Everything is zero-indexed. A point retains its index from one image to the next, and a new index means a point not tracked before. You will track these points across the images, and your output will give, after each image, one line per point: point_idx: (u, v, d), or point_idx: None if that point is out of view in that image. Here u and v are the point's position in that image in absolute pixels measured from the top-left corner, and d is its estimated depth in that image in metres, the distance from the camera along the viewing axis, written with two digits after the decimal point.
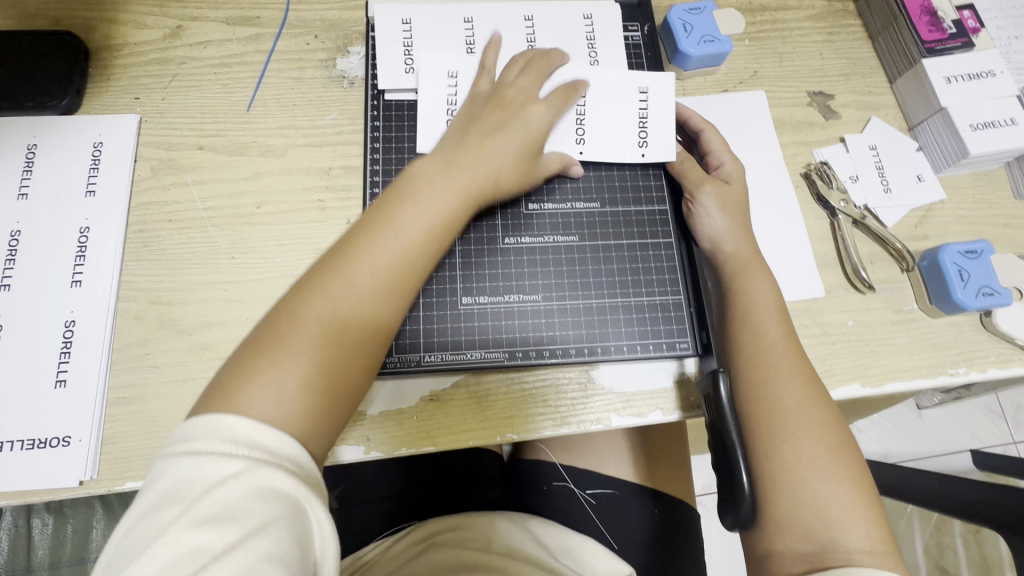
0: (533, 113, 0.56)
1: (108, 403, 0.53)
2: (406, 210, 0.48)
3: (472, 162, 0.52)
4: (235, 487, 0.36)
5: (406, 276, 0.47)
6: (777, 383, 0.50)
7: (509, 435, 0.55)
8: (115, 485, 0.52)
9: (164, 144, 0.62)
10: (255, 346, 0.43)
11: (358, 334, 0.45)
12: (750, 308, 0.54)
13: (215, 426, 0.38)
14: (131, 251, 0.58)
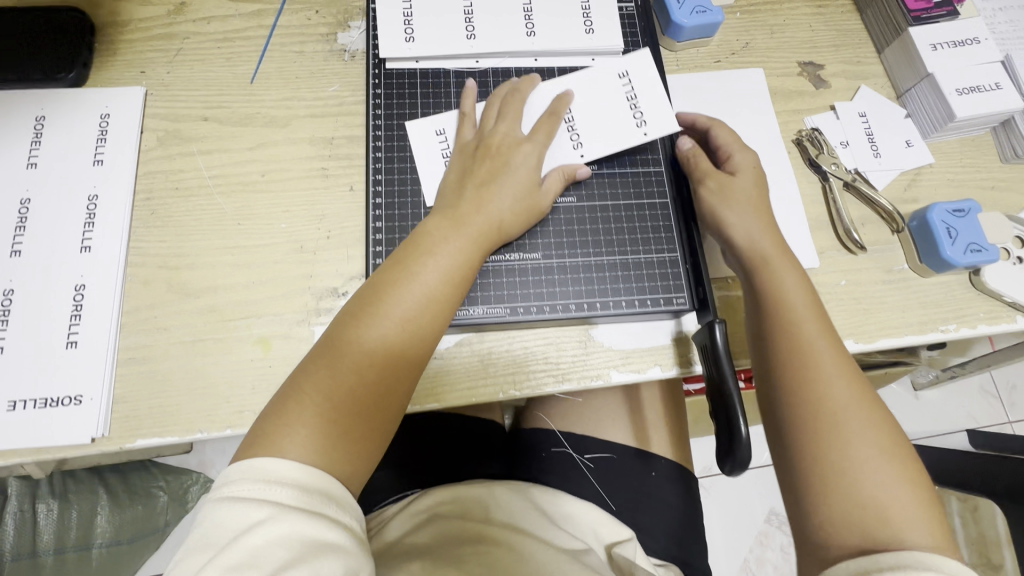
0: (521, 156, 0.58)
1: (120, 364, 0.55)
2: (420, 268, 0.52)
3: (473, 215, 0.55)
4: (261, 532, 0.40)
5: (423, 329, 0.51)
6: (820, 371, 0.50)
7: (511, 392, 0.57)
8: (127, 443, 0.53)
9: (170, 116, 0.63)
10: (287, 404, 0.48)
11: (383, 390, 0.50)
12: (787, 297, 0.53)
13: (250, 479, 0.43)
14: (138, 218, 0.59)
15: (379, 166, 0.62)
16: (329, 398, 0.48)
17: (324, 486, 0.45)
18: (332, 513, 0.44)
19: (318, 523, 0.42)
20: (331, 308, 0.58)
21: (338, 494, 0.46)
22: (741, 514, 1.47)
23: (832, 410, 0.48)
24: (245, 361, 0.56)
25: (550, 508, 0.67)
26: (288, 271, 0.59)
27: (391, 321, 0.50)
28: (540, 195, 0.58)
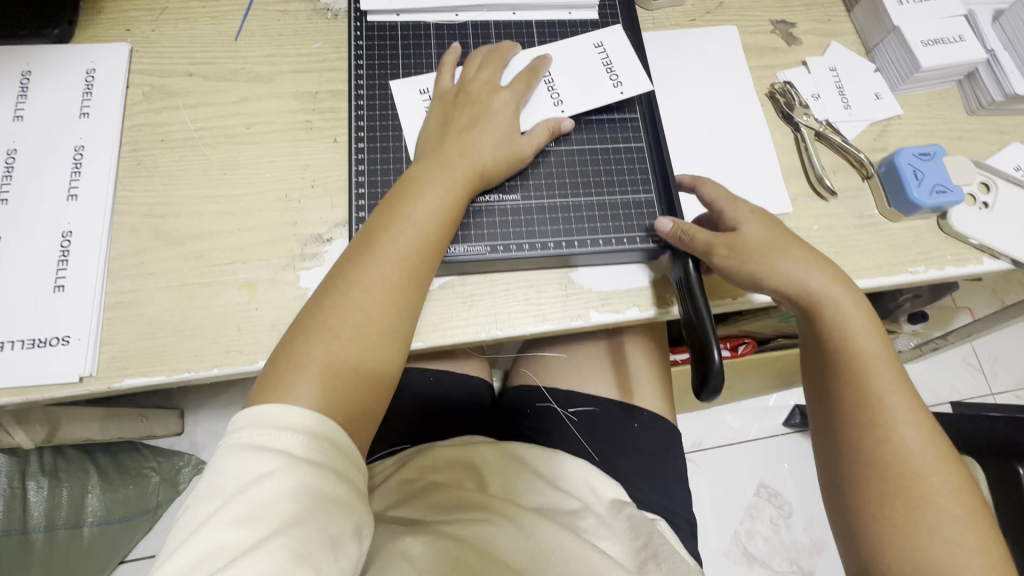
0: (500, 101, 0.60)
1: (106, 308, 0.56)
2: (409, 207, 0.54)
3: (458, 159, 0.56)
4: (271, 484, 0.42)
5: (420, 274, 0.53)
6: (892, 423, 0.53)
7: (493, 331, 0.58)
8: (115, 382, 0.54)
9: (155, 71, 0.64)
10: (290, 354, 0.49)
11: (389, 331, 0.51)
12: (863, 351, 0.55)
13: (261, 423, 0.45)
14: (125, 168, 0.60)
15: (361, 114, 0.63)
16: (332, 335, 0.49)
17: (332, 436, 0.46)
18: (340, 466, 0.46)
19: (325, 478, 0.44)
20: (316, 253, 0.59)
21: (347, 445, 0.47)
22: (731, 487, 1.48)
23: (907, 464, 0.52)
24: (231, 304, 0.57)
25: (542, 468, 0.67)
26: (273, 219, 0.60)
27: (389, 262, 0.52)
28: (520, 141, 0.59)
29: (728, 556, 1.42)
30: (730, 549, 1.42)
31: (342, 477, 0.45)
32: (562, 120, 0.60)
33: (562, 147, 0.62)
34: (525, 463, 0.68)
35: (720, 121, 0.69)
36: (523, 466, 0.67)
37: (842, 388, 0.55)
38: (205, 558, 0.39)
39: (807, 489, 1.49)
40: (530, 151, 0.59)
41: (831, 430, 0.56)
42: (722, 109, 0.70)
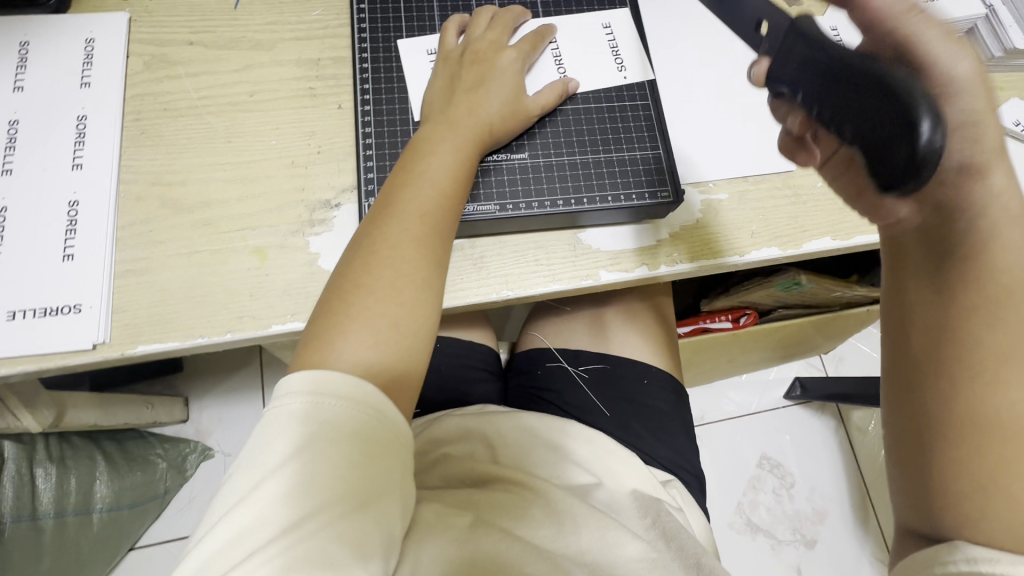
0: (505, 60, 0.60)
1: (116, 276, 0.55)
2: (424, 168, 0.54)
3: (467, 115, 0.57)
4: (314, 460, 0.42)
5: (443, 233, 0.53)
6: (1012, 365, 0.42)
7: (505, 292, 0.59)
8: (128, 349, 0.54)
9: (156, 41, 0.64)
10: (324, 319, 0.48)
11: (421, 290, 0.50)
12: (998, 277, 0.43)
13: (306, 378, 0.45)
14: (129, 138, 0.60)
15: (366, 77, 0.63)
16: (365, 290, 0.49)
17: (375, 406, 0.45)
18: (387, 438, 0.45)
19: (370, 454, 0.44)
20: (325, 219, 0.59)
21: (393, 416, 0.46)
22: (734, 460, 1.50)
23: (1019, 418, 0.41)
24: (242, 270, 0.57)
25: (550, 438, 0.67)
26: (281, 185, 0.60)
27: (416, 223, 0.52)
28: (527, 100, 0.59)
29: (732, 527, 1.44)
30: (734, 520, 1.44)
31: (387, 452, 0.45)
32: (572, 82, 0.62)
33: (569, 107, 0.63)
34: (533, 432, 0.67)
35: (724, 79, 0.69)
36: (532, 437, 0.67)
37: (958, 319, 0.43)
38: (245, 533, 0.40)
39: (809, 460, 1.52)
40: (537, 110, 0.60)
41: (906, 361, 0.46)
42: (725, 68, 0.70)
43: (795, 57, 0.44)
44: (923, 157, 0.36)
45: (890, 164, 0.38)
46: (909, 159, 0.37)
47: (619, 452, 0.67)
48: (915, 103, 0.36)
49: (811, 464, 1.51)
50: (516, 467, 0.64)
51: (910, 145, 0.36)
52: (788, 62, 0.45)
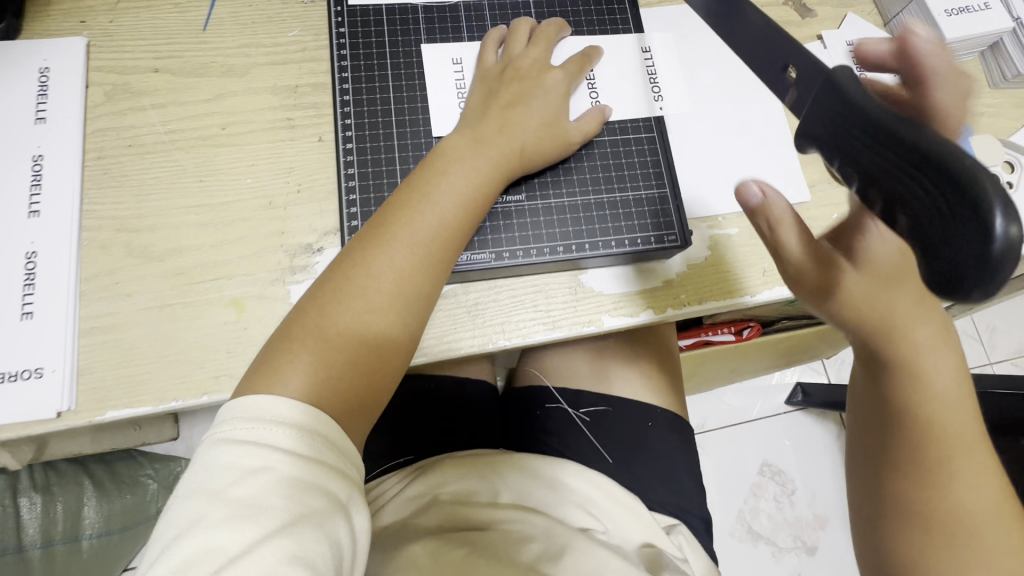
0: (549, 81, 0.56)
1: (81, 334, 0.51)
2: (439, 184, 0.50)
3: (498, 136, 0.53)
4: (267, 477, 0.39)
5: (430, 259, 0.49)
6: (950, 486, 0.48)
7: (500, 342, 0.55)
8: (96, 416, 0.50)
9: (117, 67, 0.58)
10: (276, 349, 0.46)
11: (391, 330, 0.48)
12: (935, 415, 0.48)
13: (272, 400, 0.42)
14: (91, 179, 0.55)
15: (348, 110, 0.58)
16: (335, 317, 0.46)
17: (322, 429, 0.43)
18: (334, 458, 0.43)
19: (318, 472, 0.41)
20: (306, 265, 0.55)
21: (342, 442, 0.44)
22: (736, 468, 1.48)
23: (961, 519, 0.47)
24: (218, 324, 0.53)
25: (550, 480, 0.64)
26: (258, 229, 0.55)
27: (398, 241, 0.48)
28: (569, 126, 0.55)
29: (732, 535, 1.43)
30: (735, 528, 1.42)
31: (335, 469, 0.42)
32: (607, 108, 0.57)
33: (607, 137, 0.58)
34: (532, 473, 0.64)
35: (735, 100, 0.64)
36: (530, 476, 0.64)
37: (898, 448, 0.50)
38: (192, 563, 0.37)
39: (810, 465, 1.50)
40: (579, 138, 0.56)
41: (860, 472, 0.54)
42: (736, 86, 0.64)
43: (829, 113, 0.33)
44: (1001, 256, 0.26)
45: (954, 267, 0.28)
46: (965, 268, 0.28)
47: (620, 494, 0.64)
48: (985, 190, 0.26)
49: (814, 470, 1.49)
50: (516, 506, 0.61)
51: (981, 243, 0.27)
52: (819, 120, 0.34)
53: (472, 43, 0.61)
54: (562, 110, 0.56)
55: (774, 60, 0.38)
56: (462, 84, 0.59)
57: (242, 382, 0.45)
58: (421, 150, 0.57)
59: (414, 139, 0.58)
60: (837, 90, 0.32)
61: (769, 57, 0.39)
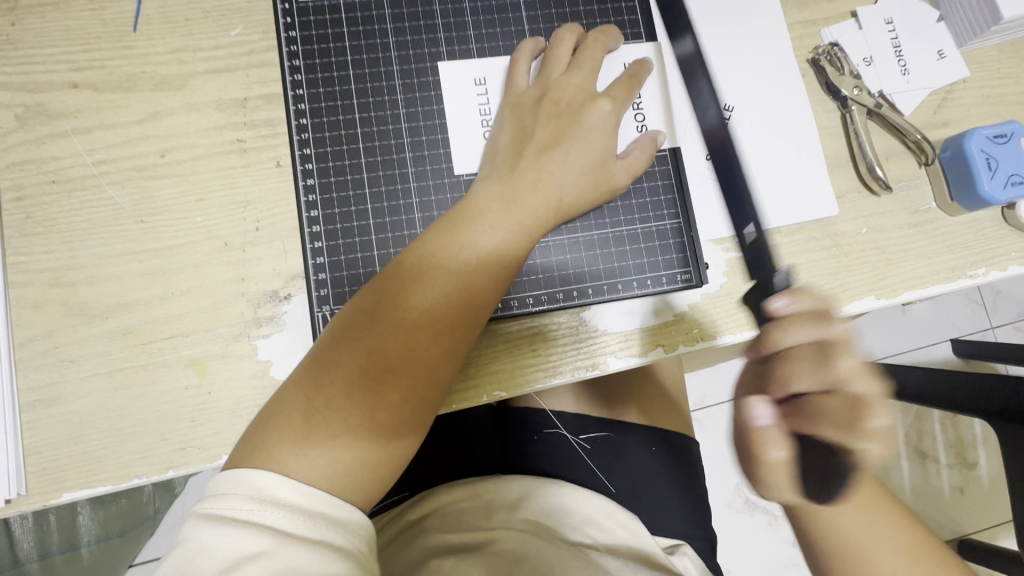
0: (595, 114, 0.49)
1: (23, 409, 0.45)
2: (466, 245, 0.44)
3: (532, 188, 0.46)
4: (257, 567, 0.35)
5: (449, 329, 0.43)
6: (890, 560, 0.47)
7: (497, 394, 0.49)
8: (50, 499, 0.45)
9: (28, 84, 0.49)
10: (266, 424, 0.40)
11: (400, 420, 0.42)
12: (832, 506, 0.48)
13: (284, 484, 0.38)
14: (12, 224, 0.47)
15: (305, 136, 0.50)
16: (341, 402, 0.40)
17: (331, 507, 0.39)
18: (344, 538, 0.38)
19: (323, 556, 0.36)
20: (273, 316, 0.48)
21: (346, 516, 0.39)
22: None
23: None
24: (178, 389, 0.47)
25: (551, 501, 0.58)
26: (214, 276, 0.48)
27: (415, 309, 0.43)
28: (615, 168, 0.49)
29: (731, 508, 1.17)
30: (733, 501, 1.17)
31: (345, 550, 0.37)
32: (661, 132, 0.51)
33: (646, 181, 0.53)
34: (530, 497, 0.58)
35: (757, 104, 0.56)
36: (531, 511, 0.57)
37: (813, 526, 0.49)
38: None
39: None
40: (626, 180, 0.49)
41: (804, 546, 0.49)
42: (760, 84, 0.56)
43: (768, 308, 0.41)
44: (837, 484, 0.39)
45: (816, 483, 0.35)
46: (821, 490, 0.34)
47: (621, 515, 0.59)
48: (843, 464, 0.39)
49: None
50: (511, 522, 0.56)
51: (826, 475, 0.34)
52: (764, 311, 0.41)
53: (500, 60, 0.53)
54: (610, 150, 0.49)
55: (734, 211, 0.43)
56: (487, 110, 0.52)
57: (235, 455, 0.40)
58: (394, 183, 0.50)
59: (386, 169, 0.51)
60: (773, 280, 0.40)
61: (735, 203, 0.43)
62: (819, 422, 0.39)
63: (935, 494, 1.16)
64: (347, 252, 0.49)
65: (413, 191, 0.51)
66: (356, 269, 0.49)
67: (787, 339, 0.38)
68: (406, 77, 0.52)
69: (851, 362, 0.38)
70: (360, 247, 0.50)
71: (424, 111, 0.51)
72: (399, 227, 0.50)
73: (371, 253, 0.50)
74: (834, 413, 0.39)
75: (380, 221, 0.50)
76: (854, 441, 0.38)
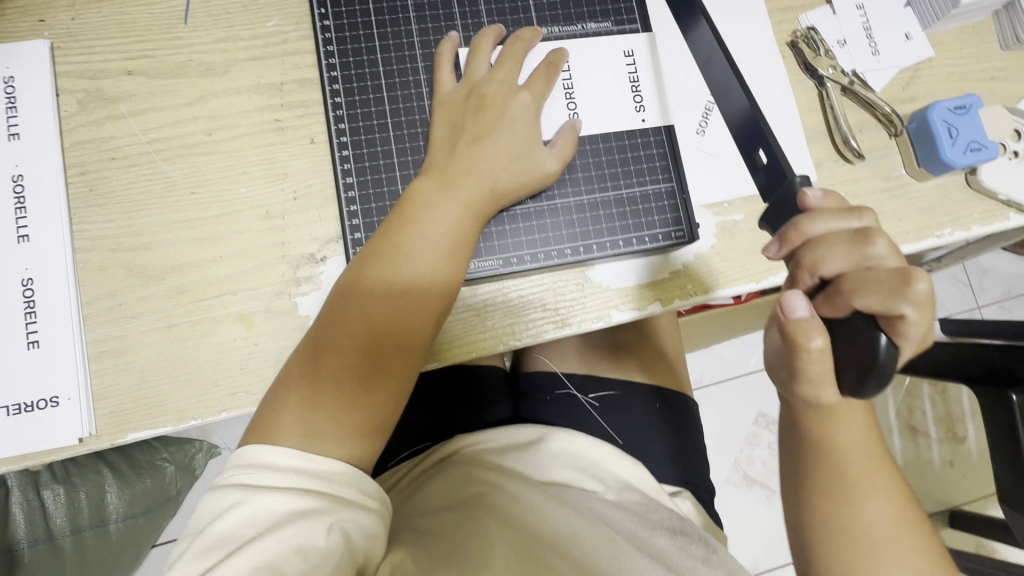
0: (514, 107, 0.54)
1: (91, 359, 0.51)
2: (413, 233, 0.50)
3: (465, 177, 0.52)
4: (230, 514, 0.42)
5: (411, 307, 0.49)
6: (882, 548, 0.48)
7: (511, 342, 0.55)
8: (117, 438, 0.51)
9: (88, 72, 0.55)
10: (263, 407, 0.48)
11: (374, 389, 0.48)
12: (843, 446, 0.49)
13: (275, 451, 0.45)
14: (77, 196, 0.53)
15: (340, 113, 0.56)
16: (319, 376, 0.47)
17: (299, 460, 0.45)
18: (309, 482, 0.45)
19: (284, 498, 0.43)
20: (311, 276, 0.54)
21: (320, 465, 0.46)
22: (726, 414, 1.26)
23: (857, 517, 0.49)
24: (228, 341, 0.52)
25: (559, 447, 0.62)
26: (257, 241, 0.54)
27: (371, 294, 0.49)
28: (539, 152, 0.54)
29: (729, 482, 1.23)
30: (731, 476, 1.22)
31: (308, 489, 0.44)
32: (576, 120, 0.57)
33: (642, 146, 0.59)
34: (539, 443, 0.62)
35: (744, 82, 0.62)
36: (540, 470, 0.60)
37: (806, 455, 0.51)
38: None
39: None
40: (555, 165, 0.55)
41: (802, 503, 0.51)
42: (744, 64, 0.62)
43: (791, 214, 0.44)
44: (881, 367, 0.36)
45: (856, 363, 0.38)
46: (869, 366, 0.37)
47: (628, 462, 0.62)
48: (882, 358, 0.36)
49: None
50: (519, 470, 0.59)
51: (871, 349, 0.37)
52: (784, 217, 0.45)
53: None
54: (534, 137, 0.55)
55: (753, 140, 0.49)
56: None
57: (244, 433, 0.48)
58: (420, 154, 0.56)
59: (412, 142, 0.56)
60: (792, 187, 0.44)
61: (750, 137, 0.49)
62: (860, 297, 0.38)
63: (925, 464, 1.22)
64: (379, 215, 0.55)
65: None
66: None
67: (815, 223, 0.41)
68: (428, 60, 0.58)
69: (887, 243, 0.40)
70: (392, 210, 0.55)
71: None
72: None
73: None
74: (878, 284, 0.38)
75: (408, 187, 0.56)
76: (897, 307, 0.37)
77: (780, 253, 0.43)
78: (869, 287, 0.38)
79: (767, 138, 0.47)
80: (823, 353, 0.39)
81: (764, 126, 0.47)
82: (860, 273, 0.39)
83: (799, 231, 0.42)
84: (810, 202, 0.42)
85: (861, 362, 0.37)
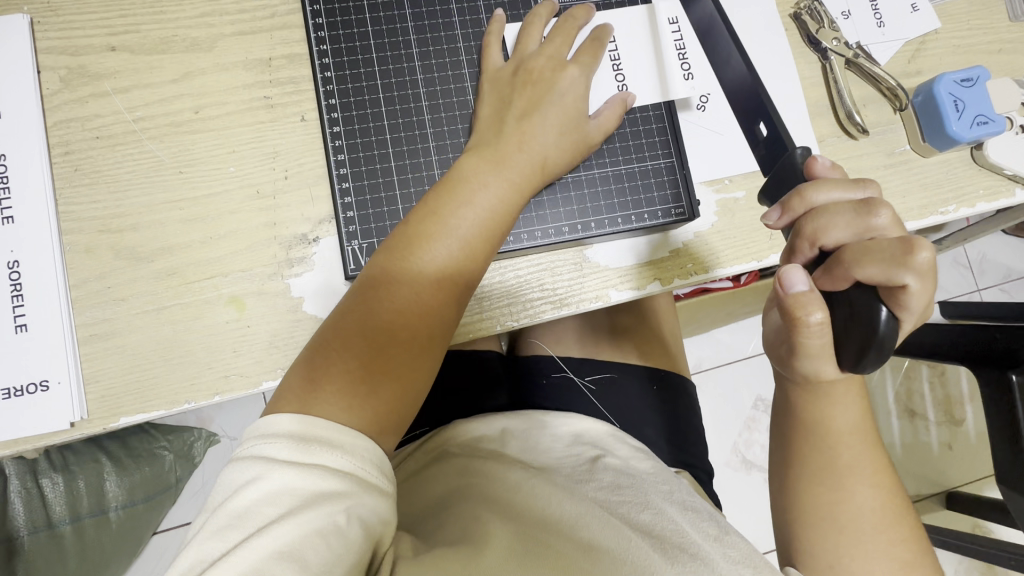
0: (567, 82, 0.53)
1: (80, 343, 0.50)
2: (461, 205, 0.48)
3: (516, 152, 0.51)
4: (249, 491, 0.38)
5: (453, 281, 0.47)
6: (864, 537, 0.47)
7: (509, 324, 0.54)
8: (109, 423, 0.50)
9: (70, 47, 0.53)
10: (293, 378, 0.44)
11: (412, 362, 0.46)
12: (835, 431, 0.49)
13: (292, 419, 0.41)
14: (62, 177, 0.52)
15: (330, 88, 0.54)
16: (358, 348, 0.44)
17: (326, 434, 0.40)
18: (335, 462, 0.39)
19: (312, 476, 0.38)
20: (304, 257, 0.53)
21: (346, 442, 0.41)
22: (726, 398, 1.26)
23: (842, 508, 0.48)
24: (220, 324, 0.51)
25: (559, 429, 0.61)
26: (247, 221, 0.53)
27: (416, 266, 0.46)
28: (588, 127, 0.53)
29: (729, 465, 1.23)
30: (730, 459, 1.22)
31: (333, 469, 0.39)
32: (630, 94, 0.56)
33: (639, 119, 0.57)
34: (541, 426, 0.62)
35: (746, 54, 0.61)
36: (545, 451, 0.58)
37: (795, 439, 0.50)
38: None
39: None
40: (598, 137, 0.54)
41: (789, 486, 0.51)
42: (746, 37, 0.61)
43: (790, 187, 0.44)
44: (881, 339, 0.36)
45: (856, 338, 0.37)
46: (868, 339, 0.36)
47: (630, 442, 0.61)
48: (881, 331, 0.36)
49: None
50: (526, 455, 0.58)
51: (870, 323, 0.36)
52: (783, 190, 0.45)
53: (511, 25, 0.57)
54: (583, 114, 0.53)
55: (752, 112, 0.48)
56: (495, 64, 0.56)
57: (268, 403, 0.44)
58: (413, 130, 0.55)
59: (405, 118, 0.55)
60: (792, 158, 0.43)
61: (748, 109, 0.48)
62: (861, 267, 0.37)
63: (923, 447, 1.22)
64: (372, 193, 0.54)
65: (430, 138, 0.55)
66: (381, 209, 0.54)
67: (817, 192, 0.40)
68: (421, 33, 0.56)
69: (890, 213, 0.38)
70: (385, 187, 0.54)
71: (439, 65, 0.56)
72: (418, 168, 0.54)
73: (393, 193, 0.54)
74: (879, 254, 0.37)
75: (402, 164, 0.54)
76: (898, 277, 0.36)
77: (780, 221, 0.42)
78: (869, 257, 0.37)
79: (765, 108, 0.46)
80: (823, 328, 0.38)
81: (764, 94, 0.46)
82: (862, 243, 0.38)
83: (800, 201, 0.41)
84: (817, 168, 0.42)
85: (861, 336, 0.37)
